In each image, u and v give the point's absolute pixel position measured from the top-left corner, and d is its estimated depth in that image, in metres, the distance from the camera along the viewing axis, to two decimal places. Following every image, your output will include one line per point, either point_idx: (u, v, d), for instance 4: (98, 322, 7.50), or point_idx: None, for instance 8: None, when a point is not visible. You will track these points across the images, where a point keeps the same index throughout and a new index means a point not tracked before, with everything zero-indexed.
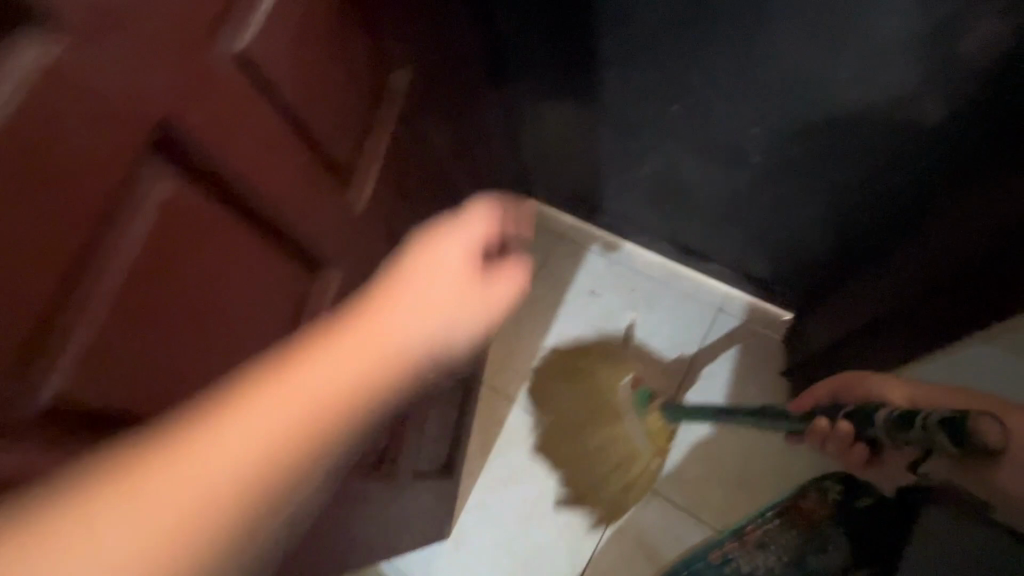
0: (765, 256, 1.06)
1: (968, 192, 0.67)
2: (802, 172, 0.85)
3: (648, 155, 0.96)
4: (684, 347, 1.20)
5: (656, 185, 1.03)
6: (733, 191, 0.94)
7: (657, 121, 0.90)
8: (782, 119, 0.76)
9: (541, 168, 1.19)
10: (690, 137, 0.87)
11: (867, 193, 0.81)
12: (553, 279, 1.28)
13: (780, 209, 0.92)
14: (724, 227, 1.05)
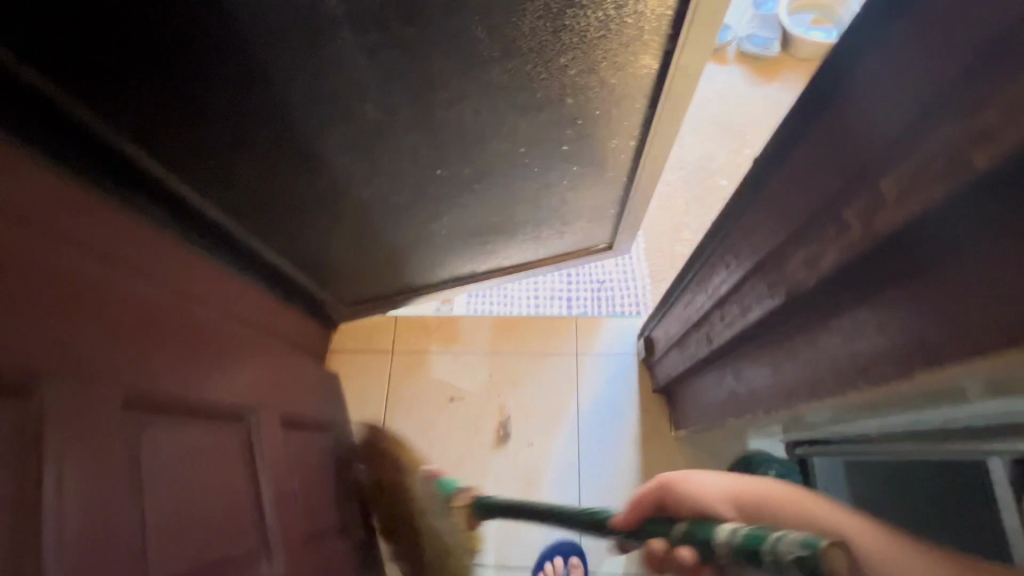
0: (574, 220, 1.05)
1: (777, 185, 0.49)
2: (487, 125, 0.72)
3: (429, 210, 0.87)
4: (560, 384, 1.14)
5: (455, 228, 0.95)
6: (512, 193, 0.89)
7: (386, 151, 0.72)
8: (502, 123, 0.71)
9: (338, 278, 1.01)
10: (442, 171, 0.78)
11: (588, 82, 0.70)
12: (407, 363, 1.19)
13: (556, 180, 0.89)
14: (515, 207, 0.94)
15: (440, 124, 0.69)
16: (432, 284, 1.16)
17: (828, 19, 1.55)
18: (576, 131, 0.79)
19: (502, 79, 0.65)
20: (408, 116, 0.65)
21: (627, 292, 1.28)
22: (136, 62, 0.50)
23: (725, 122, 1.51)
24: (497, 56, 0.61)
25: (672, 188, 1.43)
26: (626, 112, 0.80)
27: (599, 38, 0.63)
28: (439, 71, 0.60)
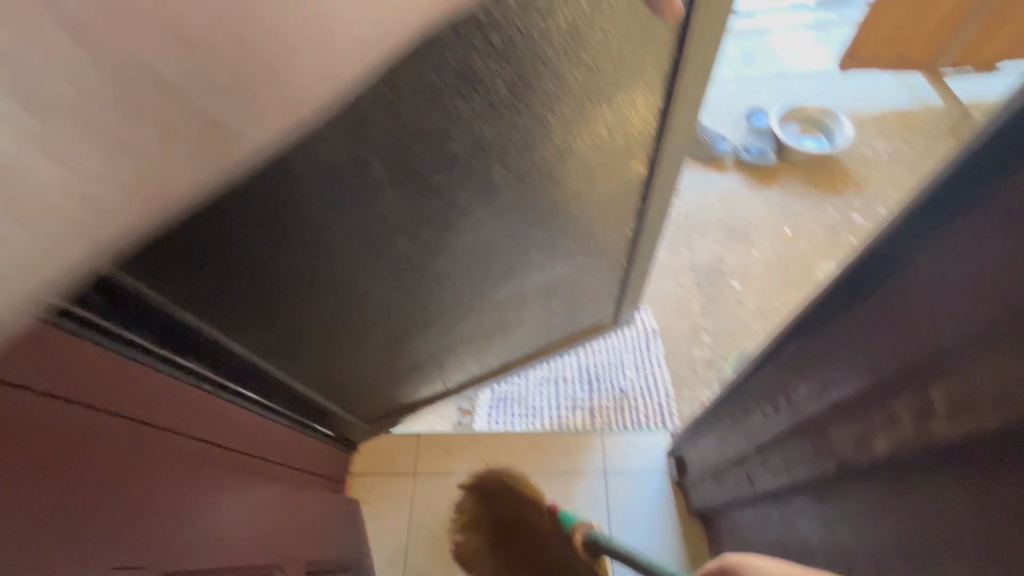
0: (580, 308, 1.09)
1: (860, 325, 0.51)
2: (507, 237, 0.78)
3: (453, 321, 0.91)
4: (591, 487, 1.15)
5: (475, 331, 0.98)
6: (525, 294, 0.94)
7: (418, 278, 0.76)
8: (519, 231, 0.77)
9: (365, 397, 1.03)
10: (467, 282, 0.83)
11: (588, 185, 0.77)
12: (428, 466, 1.18)
13: (564, 275, 0.95)
14: (528, 302, 0.97)
15: (466, 245, 0.74)
16: (447, 389, 1.17)
17: (818, 130, 1.71)
18: (580, 230, 0.85)
19: (517, 199, 0.71)
20: (447, 240, 0.71)
21: (650, 400, 1.27)
22: (213, 247, 0.52)
23: (731, 225, 1.57)
24: (514, 183, 0.68)
25: (686, 291, 1.46)
26: (620, 211, 0.87)
27: (593, 153, 0.71)
28: (466, 202, 0.66)
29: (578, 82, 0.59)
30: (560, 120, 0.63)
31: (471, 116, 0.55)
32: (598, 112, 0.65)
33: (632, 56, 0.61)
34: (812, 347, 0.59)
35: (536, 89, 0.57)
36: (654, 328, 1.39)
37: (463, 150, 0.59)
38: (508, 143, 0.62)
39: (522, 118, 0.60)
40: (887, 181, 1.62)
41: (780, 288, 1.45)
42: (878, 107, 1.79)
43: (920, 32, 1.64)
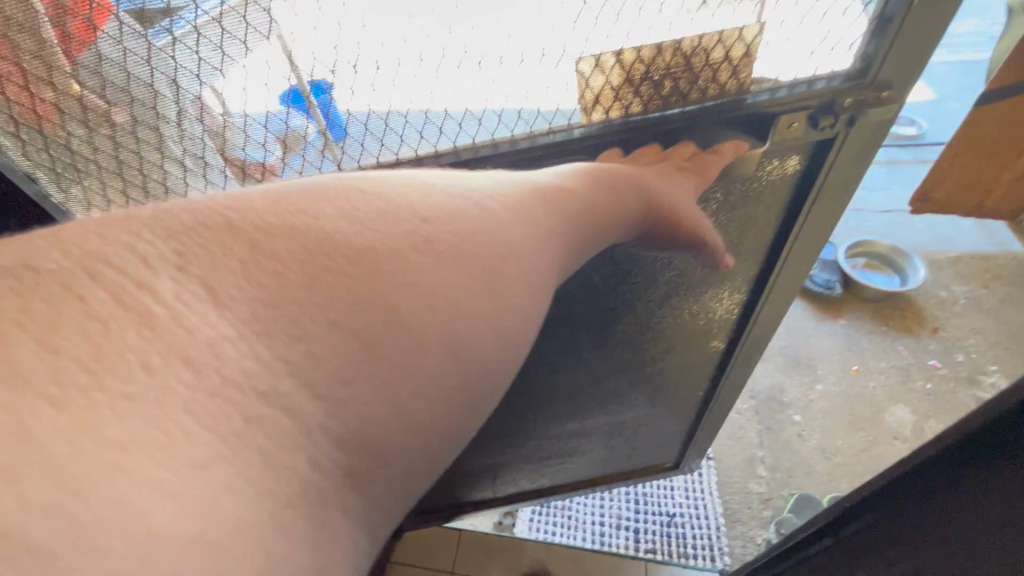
0: (641, 449, 1.10)
1: (903, 545, 0.51)
2: (581, 383, 0.85)
3: (517, 444, 0.97)
4: None
5: (536, 452, 1.03)
6: (588, 431, 0.99)
7: (497, 409, 0.85)
8: (593, 380, 0.84)
9: (424, 500, 1.09)
10: (536, 417, 0.90)
11: (664, 354, 0.84)
12: (465, 566, 1.19)
13: (629, 422, 0.99)
14: (592, 436, 1.02)
15: (544, 385, 0.81)
16: (498, 495, 1.16)
17: (887, 267, 1.71)
18: (652, 387, 0.91)
19: (597, 356, 0.79)
20: (529, 381, 0.79)
21: (699, 533, 1.22)
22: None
23: (794, 354, 1.56)
24: (597, 345, 0.77)
25: (743, 418, 1.44)
26: (692, 381, 0.92)
27: (675, 328, 0.79)
28: (551, 350, 0.75)
29: (669, 280, 0.70)
30: (647, 303, 0.72)
31: (568, 292, 0.66)
32: (683, 301, 0.75)
33: (725, 265, 0.69)
34: (843, 552, 0.58)
35: (630, 282, 0.68)
36: (707, 455, 1.36)
37: (559, 316, 0.69)
38: (602, 315, 0.72)
39: (616, 299, 0.70)
40: (965, 326, 1.57)
41: (846, 428, 1.40)
42: (956, 250, 1.77)
43: (996, 182, 1.65)
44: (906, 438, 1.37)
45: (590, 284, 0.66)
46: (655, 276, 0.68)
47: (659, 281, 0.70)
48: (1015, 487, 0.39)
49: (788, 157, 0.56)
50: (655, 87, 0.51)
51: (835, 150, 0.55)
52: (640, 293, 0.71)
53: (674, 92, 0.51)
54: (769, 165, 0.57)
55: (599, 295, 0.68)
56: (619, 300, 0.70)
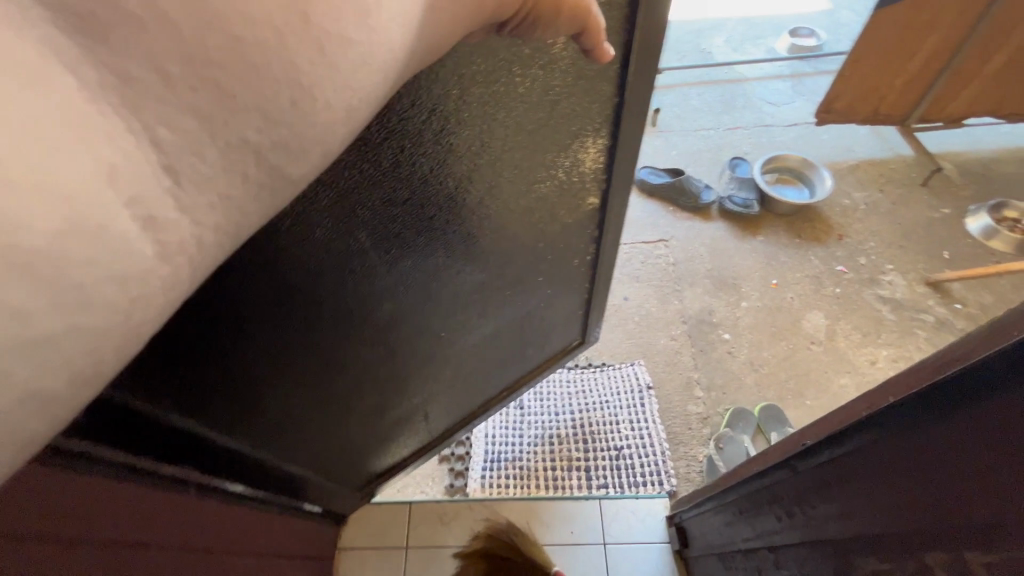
0: (550, 334, 1.08)
1: (856, 468, 0.49)
2: (479, 284, 0.78)
3: (437, 370, 0.91)
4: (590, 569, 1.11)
5: (460, 374, 0.98)
6: (501, 333, 0.94)
7: (404, 338, 0.76)
8: (493, 270, 0.77)
9: (354, 464, 1.00)
10: (442, 333, 0.82)
11: (552, 223, 0.78)
12: (421, 540, 1.14)
13: (535, 308, 0.95)
14: (505, 339, 0.98)
15: (442, 293, 0.74)
16: (431, 441, 1.14)
17: (796, 181, 1.77)
18: (548, 266, 0.87)
19: (486, 246, 0.72)
20: (428, 293, 0.71)
21: (645, 460, 1.25)
22: (203, 337, 0.50)
23: (719, 276, 1.59)
24: (484, 232, 0.69)
25: (677, 342, 1.46)
26: (582, 241, 0.88)
27: (552, 194, 0.73)
28: (443, 250, 0.66)
29: (537, 128, 0.62)
30: (522, 165, 0.65)
31: (440, 174, 0.57)
32: (555, 161, 0.68)
33: (582, 103, 0.63)
34: (800, 478, 0.57)
35: (497, 140, 0.59)
36: (644, 383, 1.37)
37: (435, 203, 0.59)
38: (478, 192, 0.63)
39: (490, 166, 0.61)
40: (865, 230, 1.67)
41: (769, 339, 1.47)
42: (855, 158, 1.86)
43: (890, 88, 1.71)
44: (822, 342, 1.46)
45: (460, 158, 0.57)
46: (522, 127, 0.60)
47: (528, 130, 0.61)
48: (989, 420, 0.37)
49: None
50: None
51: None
52: (512, 161, 0.63)
53: None
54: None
55: (472, 171, 0.60)
56: (492, 173, 0.62)
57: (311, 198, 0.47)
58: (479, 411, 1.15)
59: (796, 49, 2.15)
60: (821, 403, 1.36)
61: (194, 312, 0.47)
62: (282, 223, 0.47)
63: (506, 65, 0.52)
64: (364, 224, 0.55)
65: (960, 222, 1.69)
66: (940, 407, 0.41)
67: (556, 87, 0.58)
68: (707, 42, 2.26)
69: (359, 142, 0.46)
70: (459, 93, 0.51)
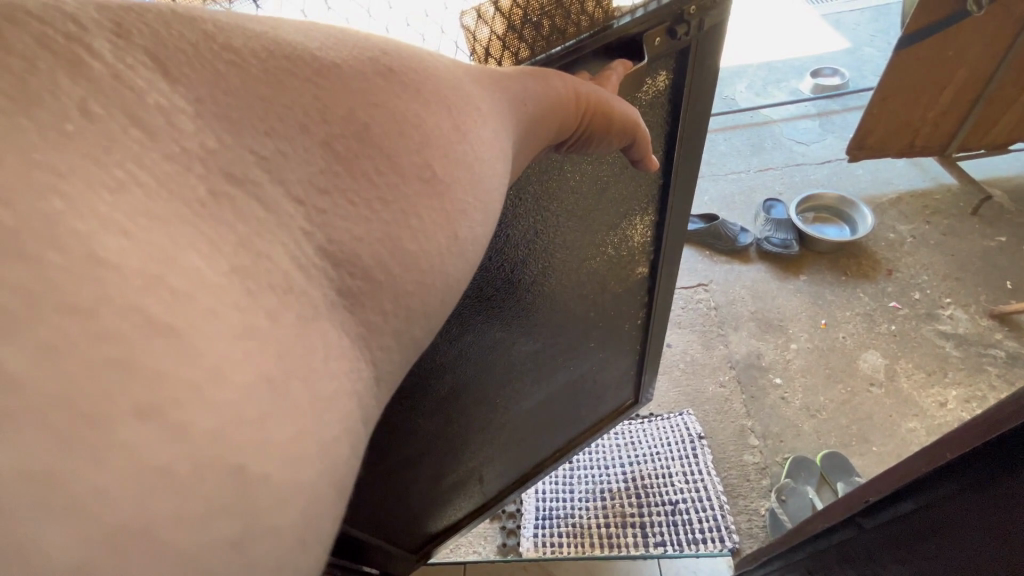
0: (604, 391, 1.09)
1: (930, 522, 0.48)
2: (533, 351, 0.81)
3: (493, 434, 0.93)
4: None
5: (515, 435, 0.99)
6: (554, 394, 0.97)
7: (463, 405, 0.80)
8: (546, 338, 0.81)
9: (412, 526, 1.02)
10: (498, 400, 0.86)
11: (601, 293, 0.83)
12: None
13: (587, 372, 0.98)
14: (559, 400, 1.00)
15: (501, 363, 0.78)
16: (485, 502, 1.14)
17: (835, 218, 1.75)
18: (598, 333, 0.90)
19: (539, 317, 0.76)
20: (486, 363, 0.75)
21: (704, 515, 1.21)
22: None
23: (764, 318, 1.57)
24: (539, 304, 0.74)
25: (727, 389, 1.43)
26: (630, 306, 0.92)
27: (603, 266, 0.79)
28: (501, 323, 0.71)
29: (585, 210, 0.68)
30: (574, 243, 0.70)
31: (501, 260, 0.61)
32: (605, 238, 0.74)
33: (627, 189, 0.71)
34: (870, 533, 0.55)
35: (553, 225, 0.65)
36: (687, 433, 1.34)
37: (501, 285, 0.64)
38: (536, 271, 0.68)
39: (546, 247, 0.67)
40: (916, 264, 1.62)
41: (825, 383, 1.42)
42: (895, 190, 1.84)
43: (923, 122, 1.71)
44: (882, 383, 1.40)
45: (521, 247, 0.62)
46: (572, 211, 0.66)
47: (576, 211, 0.67)
48: None
49: (658, 72, 0.58)
50: (534, 26, 0.47)
51: (693, 55, 0.57)
52: (565, 242, 0.69)
53: (553, 30, 0.48)
54: (647, 83, 0.58)
55: (528, 255, 0.64)
56: (547, 254, 0.67)
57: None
58: (529, 474, 1.15)
59: (820, 89, 2.19)
60: (890, 449, 1.29)
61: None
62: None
63: (558, 162, 0.59)
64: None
65: (1020, 249, 1.62)
66: (1006, 458, 0.41)
67: (604, 176, 0.66)
68: (729, 89, 2.33)
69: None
70: (518, 192, 0.57)
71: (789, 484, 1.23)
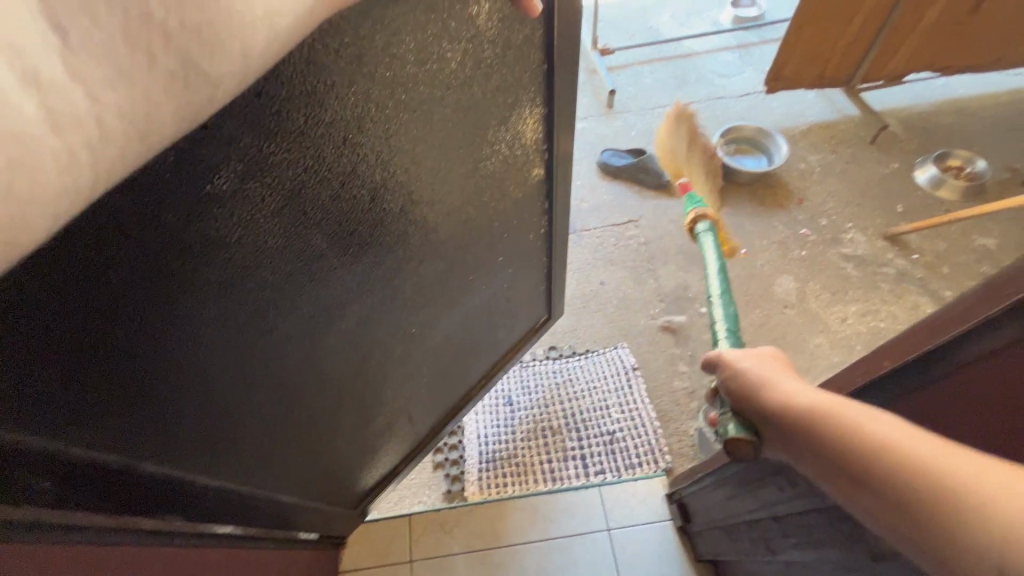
0: (516, 306, 1.06)
1: None
2: (443, 272, 0.77)
3: (412, 370, 0.90)
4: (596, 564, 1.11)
5: (437, 370, 0.96)
6: (475, 316, 0.94)
7: (375, 336, 0.74)
8: (456, 253, 0.76)
9: (345, 481, 0.98)
10: (414, 327, 0.81)
11: (503, 203, 0.79)
12: (423, 547, 1.14)
13: (502, 291, 0.96)
14: (476, 327, 0.97)
15: (409, 287, 0.73)
16: (416, 446, 1.13)
17: (754, 150, 1.81)
18: (505, 254, 0.88)
19: (445, 233, 0.71)
20: (394, 287, 0.70)
21: (639, 441, 1.26)
22: (158, 365, 0.46)
23: (690, 250, 1.61)
24: (441, 217, 0.68)
25: (658, 322, 1.48)
26: (534, 214, 0.89)
27: (499, 169, 0.73)
28: (399, 240, 0.64)
29: (475, 99, 0.61)
30: (468, 143, 0.64)
31: (385, 162, 0.54)
32: (498, 135, 0.68)
33: (514, 75, 0.64)
34: None
35: (444, 120, 0.58)
36: (628, 368, 1.38)
37: (392, 190, 0.58)
38: (431, 175, 0.62)
39: (439, 147, 0.60)
40: (823, 191, 1.72)
41: (744, 308, 1.50)
42: (806, 121, 1.91)
43: (833, 52, 1.76)
44: (794, 304, 1.50)
45: (407, 144, 0.55)
46: (461, 101, 0.59)
47: (465, 99, 0.60)
48: None
49: None
50: None
51: None
52: (458, 140, 0.62)
53: None
54: None
55: (415, 154, 0.57)
56: (439, 154, 0.61)
57: (251, 203, 0.44)
58: (456, 408, 1.13)
59: (739, 20, 2.19)
60: (800, 363, 1.41)
61: (141, 348, 0.43)
62: (225, 236, 0.44)
63: (437, 37, 0.51)
64: (318, 225, 0.52)
65: (909, 175, 1.76)
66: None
67: (488, 60, 0.58)
68: (653, 19, 2.27)
69: (292, 134, 0.43)
70: (394, 73, 0.49)
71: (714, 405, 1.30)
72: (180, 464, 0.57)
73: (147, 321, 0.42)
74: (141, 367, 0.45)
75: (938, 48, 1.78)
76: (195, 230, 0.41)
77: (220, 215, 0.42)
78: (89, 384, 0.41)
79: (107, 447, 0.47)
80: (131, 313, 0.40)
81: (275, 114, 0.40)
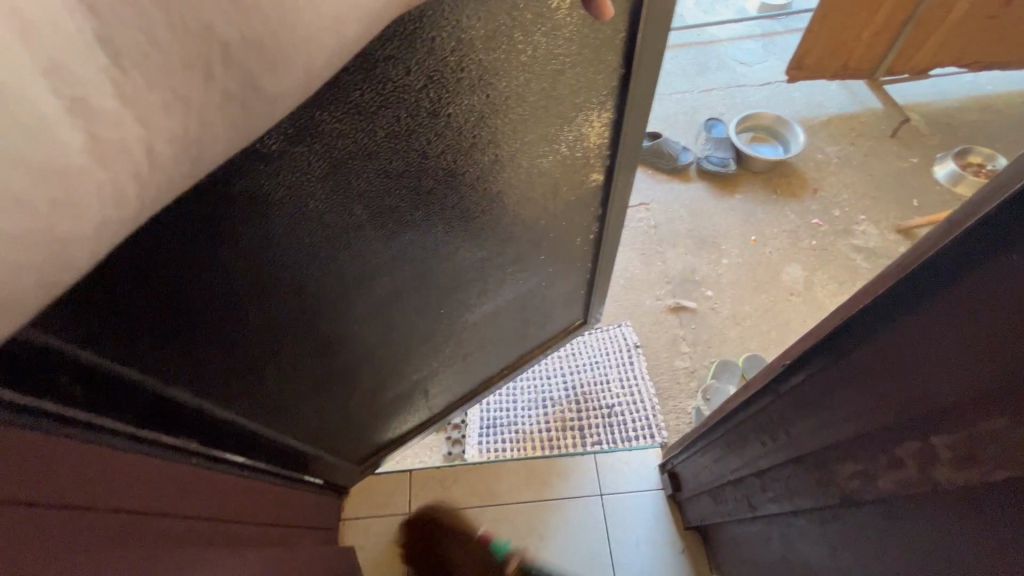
0: (550, 305, 1.09)
1: (834, 377, 0.53)
2: (479, 262, 0.80)
3: (437, 345, 0.93)
4: (586, 525, 1.15)
5: (460, 348, 0.99)
6: (503, 308, 0.97)
7: (402, 311, 0.77)
8: (497, 244, 0.79)
9: (356, 438, 1.02)
10: (446, 303, 0.83)
11: (553, 204, 0.81)
12: (423, 501, 1.18)
13: (537, 289, 0.98)
14: (507, 318, 1.01)
15: (446, 270, 0.76)
16: (432, 415, 1.17)
17: (771, 138, 1.79)
18: (547, 252, 0.90)
19: (487, 224, 0.74)
20: (432, 266, 0.73)
21: (637, 415, 1.29)
22: (195, 304, 0.50)
23: (700, 235, 1.62)
24: (485, 207, 0.71)
25: (663, 303, 1.49)
26: (583, 217, 0.90)
27: (556, 167, 0.75)
28: (443, 222, 0.67)
29: (542, 97, 0.62)
30: (523, 138, 0.65)
31: (437, 146, 0.57)
32: (559, 134, 0.69)
33: (586, 77, 0.64)
34: (783, 387, 0.61)
35: (501, 115, 0.60)
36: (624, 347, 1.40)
37: (441, 173, 0.60)
38: (481, 168, 0.64)
39: (493, 136, 0.61)
40: (839, 183, 1.71)
41: (751, 294, 1.51)
42: (826, 113, 1.90)
43: (858, 43, 1.73)
44: (801, 292, 1.51)
45: (461, 128, 0.57)
46: (525, 97, 0.60)
47: (530, 95, 0.60)
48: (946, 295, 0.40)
49: None
50: None
51: None
52: (515, 132, 0.63)
53: None
54: None
55: (468, 141, 0.59)
56: (493, 145, 0.63)
57: (297, 166, 0.47)
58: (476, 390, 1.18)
59: (765, 9, 2.16)
60: None
61: (183, 286, 0.48)
62: (271, 193, 0.47)
63: (508, 30, 0.51)
64: (361, 195, 0.55)
65: (928, 170, 1.74)
66: (911, 302, 0.43)
67: (561, 56, 0.59)
68: None
69: (348, 106, 0.45)
70: (459, 59, 0.50)
71: (713, 385, 1.33)
72: (201, 395, 0.62)
73: (191, 262, 0.46)
74: (182, 301, 0.49)
75: (968, 42, 1.74)
76: (245, 183, 0.44)
77: (271, 172, 0.45)
78: (135, 310, 0.46)
79: (141, 367, 0.52)
80: (178, 250, 0.44)
81: (333, 87, 0.42)
